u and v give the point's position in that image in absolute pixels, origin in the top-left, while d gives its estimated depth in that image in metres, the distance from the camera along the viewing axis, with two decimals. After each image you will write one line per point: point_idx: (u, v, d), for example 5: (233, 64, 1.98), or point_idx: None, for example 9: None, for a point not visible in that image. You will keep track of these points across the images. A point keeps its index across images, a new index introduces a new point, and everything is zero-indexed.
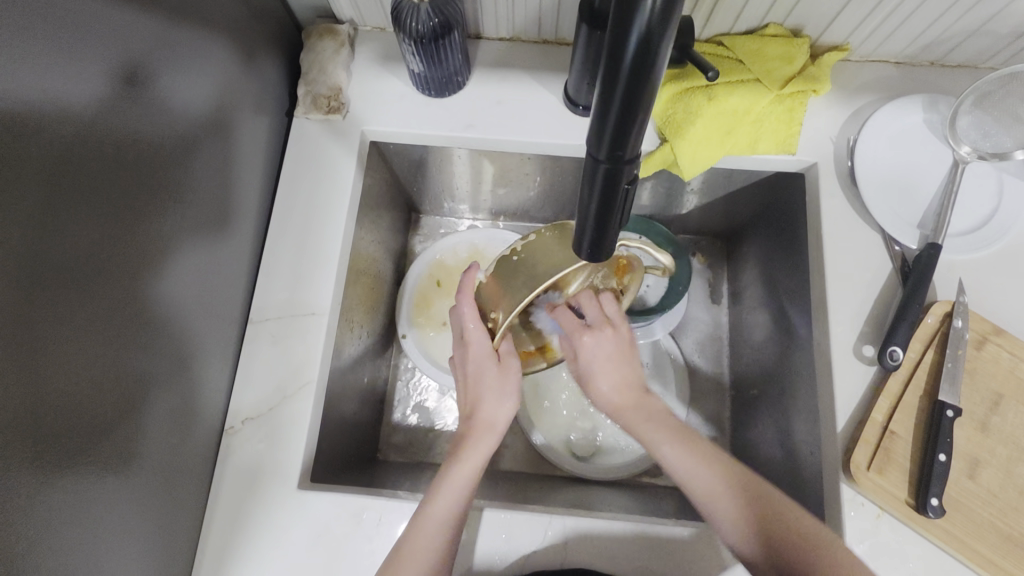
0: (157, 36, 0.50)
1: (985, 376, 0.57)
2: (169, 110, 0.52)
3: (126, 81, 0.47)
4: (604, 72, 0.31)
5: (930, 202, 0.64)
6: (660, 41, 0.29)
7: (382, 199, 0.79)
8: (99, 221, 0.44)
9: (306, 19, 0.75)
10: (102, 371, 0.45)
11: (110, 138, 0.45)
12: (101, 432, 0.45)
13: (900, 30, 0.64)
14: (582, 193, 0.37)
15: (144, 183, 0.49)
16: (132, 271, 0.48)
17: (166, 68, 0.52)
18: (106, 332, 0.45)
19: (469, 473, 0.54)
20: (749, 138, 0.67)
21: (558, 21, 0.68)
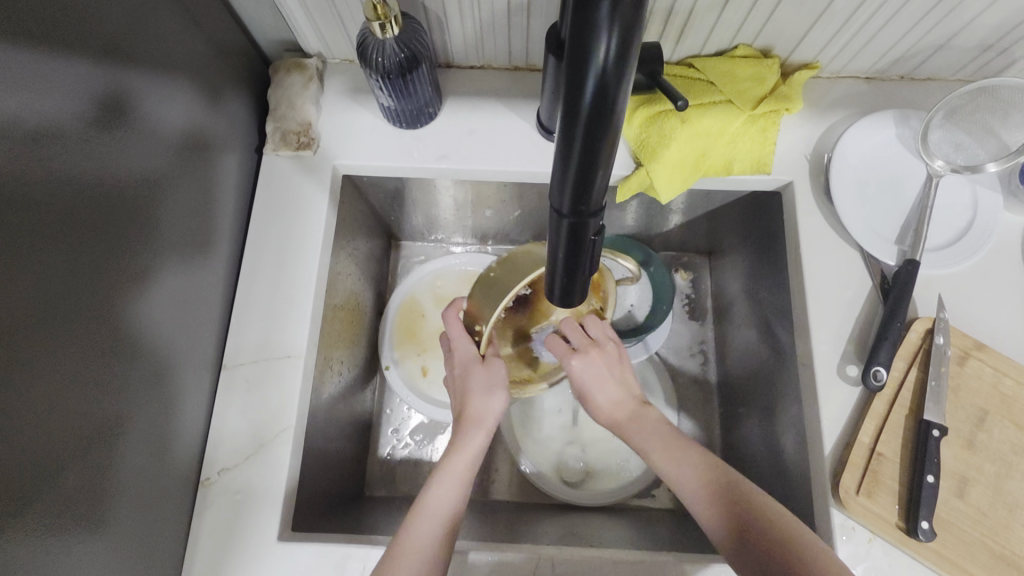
0: (119, 83, 0.49)
1: (969, 393, 0.56)
2: (135, 157, 0.51)
3: (87, 132, 0.45)
4: (563, 125, 0.30)
5: (907, 216, 0.64)
6: (616, 91, 0.28)
7: (359, 230, 0.78)
8: (59, 280, 0.43)
9: (273, 53, 0.74)
10: (63, 436, 0.43)
11: (67, 192, 0.43)
12: (63, 499, 0.43)
13: (868, 47, 0.64)
14: (549, 238, 0.36)
15: (106, 234, 0.47)
16: (98, 329, 0.46)
17: (129, 116, 0.50)
18: (66, 395, 0.43)
19: (458, 472, 0.54)
20: (724, 159, 0.66)
21: (527, 48, 0.68)
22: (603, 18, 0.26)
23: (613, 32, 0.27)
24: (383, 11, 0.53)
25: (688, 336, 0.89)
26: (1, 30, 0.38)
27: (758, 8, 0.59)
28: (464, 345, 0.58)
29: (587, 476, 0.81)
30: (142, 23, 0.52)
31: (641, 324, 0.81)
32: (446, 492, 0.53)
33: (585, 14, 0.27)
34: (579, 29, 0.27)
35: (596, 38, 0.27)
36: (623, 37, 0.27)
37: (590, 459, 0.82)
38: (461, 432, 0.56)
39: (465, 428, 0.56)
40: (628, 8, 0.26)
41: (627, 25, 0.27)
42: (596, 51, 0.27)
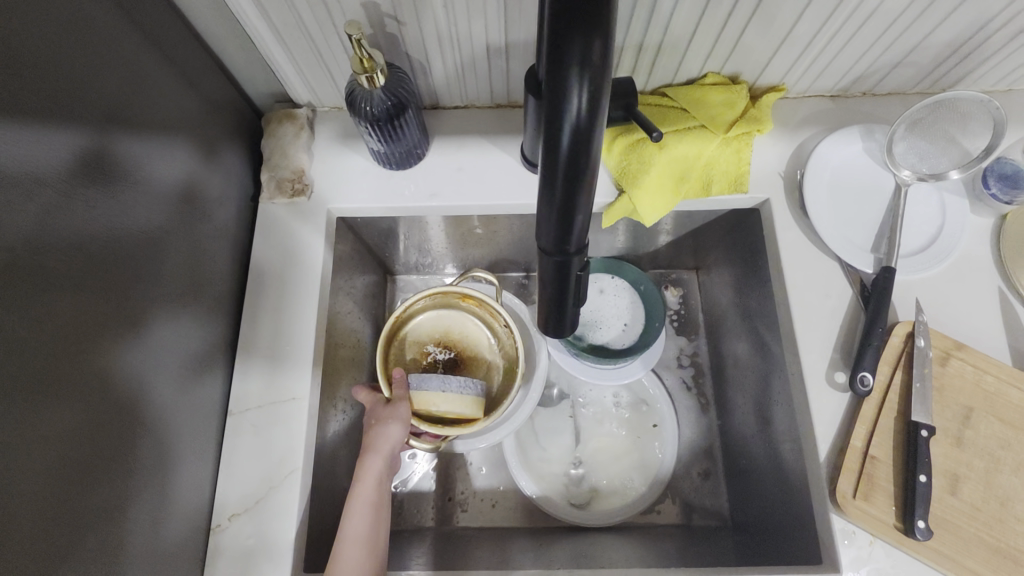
0: (122, 149, 0.51)
1: (953, 391, 0.58)
2: (139, 215, 0.53)
3: (91, 199, 0.48)
4: (544, 173, 0.33)
5: (881, 225, 0.67)
6: (588, 145, 0.31)
7: (355, 268, 0.80)
8: (72, 343, 0.45)
9: (264, 104, 0.77)
10: (76, 497, 0.44)
11: (73, 261, 0.45)
12: (79, 560, 0.44)
13: (830, 68, 0.68)
14: (538, 273, 0.39)
15: (111, 296, 0.49)
16: (109, 386, 0.48)
17: (130, 179, 0.53)
18: (78, 457, 0.44)
19: (366, 498, 0.59)
20: (702, 181, 0.70)
21: (508, 87, 0.71)
22: (572, 80, 0.29)
23: (582, 92, 0.29)
24: (370, 65, 0.56)
25: (682, 351, 0.91)
26: (9, 113, 0.40)
27: (723, 39, 0.63)
28: (372, 401, 0.67)
29: (594, 495, 0.83)
30: (140, 91, 0.54)
31: (636, 342, 0.84)
32: (362, 519, 0.57)
33: (557, 75, 0.30)
34: (552, 88, 0.30)
35: (567, 97, 0.30)
36: (592, 98, 0.30)
37: (595, 478, 0.84)
38: (361, 461, 0.61)
39: (367, 459, 0.61)
40: (595, 70, 0.29)
41: (594, 85, 0.30)
42: (567, 108, 0.30)
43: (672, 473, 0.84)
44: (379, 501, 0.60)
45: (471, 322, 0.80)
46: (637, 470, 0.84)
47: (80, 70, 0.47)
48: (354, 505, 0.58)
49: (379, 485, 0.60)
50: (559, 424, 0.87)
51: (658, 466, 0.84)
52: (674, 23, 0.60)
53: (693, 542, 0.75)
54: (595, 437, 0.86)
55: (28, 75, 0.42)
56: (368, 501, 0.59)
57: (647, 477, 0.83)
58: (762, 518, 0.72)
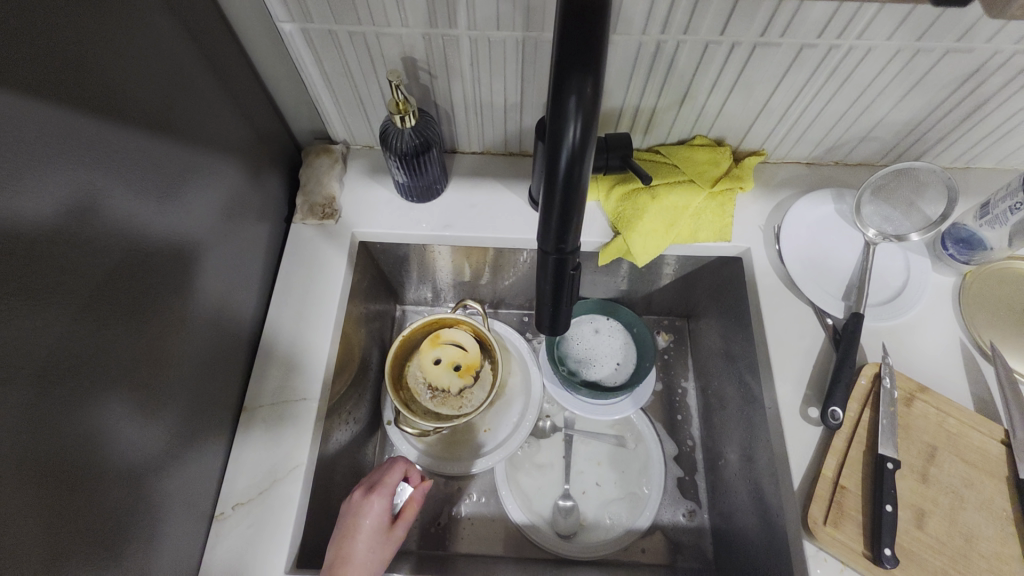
0: (189, 161, 0.60)
1: (918, 430, 0.63)
2: (193, 217, 0.61)
3: (163, 200, 0.55)
4: (545, 186, 0.40)
5: (850, 277, 0.73)
6: (582, 163, 0.39)
7: (370, 291, 0.87)
8: (134, 319, 0.51)
9: (304, 140, 0.87)
10: (118, 457, 0.49)
11: (146, 249, 0.52)
12: (105, 518, 0.48)
13: (804, 137, 0.77)
14: (537, 274, 0.46)
15: (167, 283, 0.56)
16: (150, 362, 0.53)
17: (192, 187, 0.61)
18: (125, 419, 0.50)
19: (366, 535, 0.62)
20: (690, 229, 0.77)
21: (521, 137, 0.81)
22: (571, 112, 0.37)
23: (578, 122, 0.37)
24: (404, 107, 0.65)
25: (671, 393, 0.95)
26: (118, 121, 0.49)
27: (709, 106, 0.73)
28: None
29: (579, 528, 0.84)
30: (209, 115, 0.63)
31: (626, 380, 0.89)
32: (362, 554, 0.60)
33: (558, 108, 0.37)
34: (554, 119, 0.38)
35: (566, 125, 0.37)
36: (585, 125, 0.37)
37: (582, 511, 0.86)
38: (367, 498, 0.64)
39: (372, 495, 0.64)
40: (587, 105, 0.37)
41: (587, 117, 0.37)
42: (565, 135, 0.38)
43: (658, 512, 0.86)
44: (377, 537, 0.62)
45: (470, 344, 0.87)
46: (623, 507, 0.86)
47: (171, 94, 0.56)
48: (355, 538, 0.61)
49: (381, 523, 0.63)
50: (552, 456, 0.90)
51: (644, 502, 0.86)
52: (666, 89, 0.70)
53: None
54: (584, 471, 0.89)
55: (137, 94, 0.51)
56: (368, 535, 0.62)
57: (633, 513, 0.85)
58: (743, 557, 0.73)
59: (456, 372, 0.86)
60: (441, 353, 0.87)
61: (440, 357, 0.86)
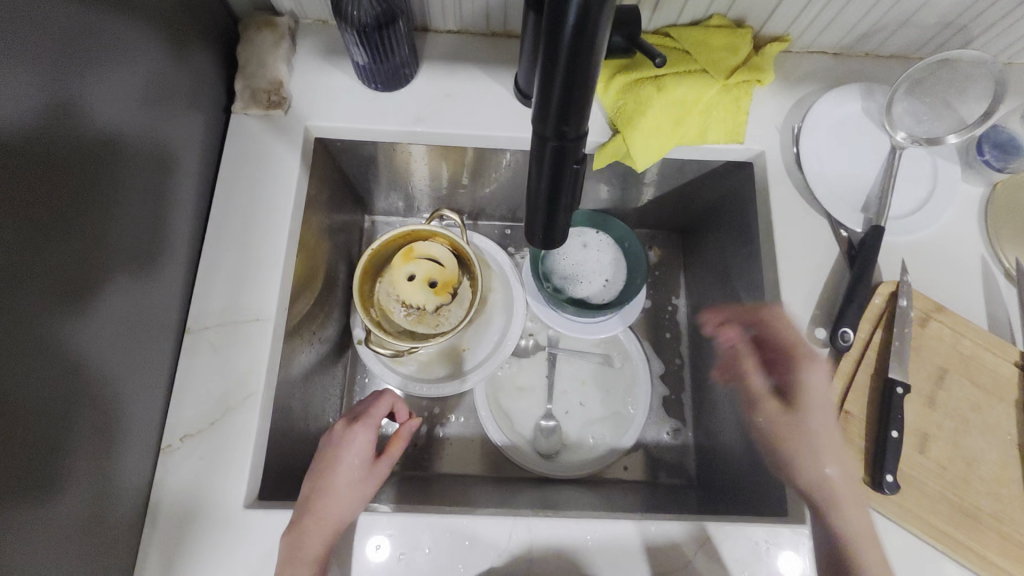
0: (94, 29, 0.47)
1: (930, 352, 0.58)
2: (103, 102, 0.48)
3: (62, 77, 0.43)
4: (547, 49, 0.30)
5: (872, 186, 0.65)
6: (599, 15, 0.28)
7: (331, 198, 0.77)
8: (37, 229, 0.41)
9: (241, 10, 0.71)
10: (35, 393, 0.41)
11: (44, 141, 0.41)
12: (26, 464, 0.40)
13: (838, 21, 0.66)
14: (530, 172, 0.36)
15: (80, 184, 0.45)
16: (62, 280, 0.43)
17: (103, 63, 0.48)
18: (41, 350, 0.41)
19: (348, 463, 0.56)
20: (698, 128, 0.67)
21: (505, 12, 0.67)
22: None
23: None
24: None
25: (661, 310, 0.89)
26: None
27: None
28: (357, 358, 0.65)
29: (562, 447, 0.82)
30: None
31: (616, 298, 0.82)
32: (344, 481, 0.55)
33: None
34: None
35: None
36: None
37: (565, 432, 0.83)
38: (350, 429, 0.58)
39: (352, 426, 0.59)
40: None
41: None
42: None
43: (642, 432, 0.83)
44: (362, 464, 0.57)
45: (445, 258, 0.78)
46: (608, 427, 0.83)
47: None
48: (336, 468, 0.56)
49: (365, 456, 0.57)
50: (533, 376, 0.86)
51: (629, 422, 0.83)
52: None
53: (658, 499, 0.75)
54: (566, 391, 0.85)
55: None
56: (350, 463, 0.56)
57: (617, 434, 0.82)
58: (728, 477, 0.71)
59: (432, 289, 0.77)
60: (414, 267, 0.77)
61: (413, 272, 0.77)
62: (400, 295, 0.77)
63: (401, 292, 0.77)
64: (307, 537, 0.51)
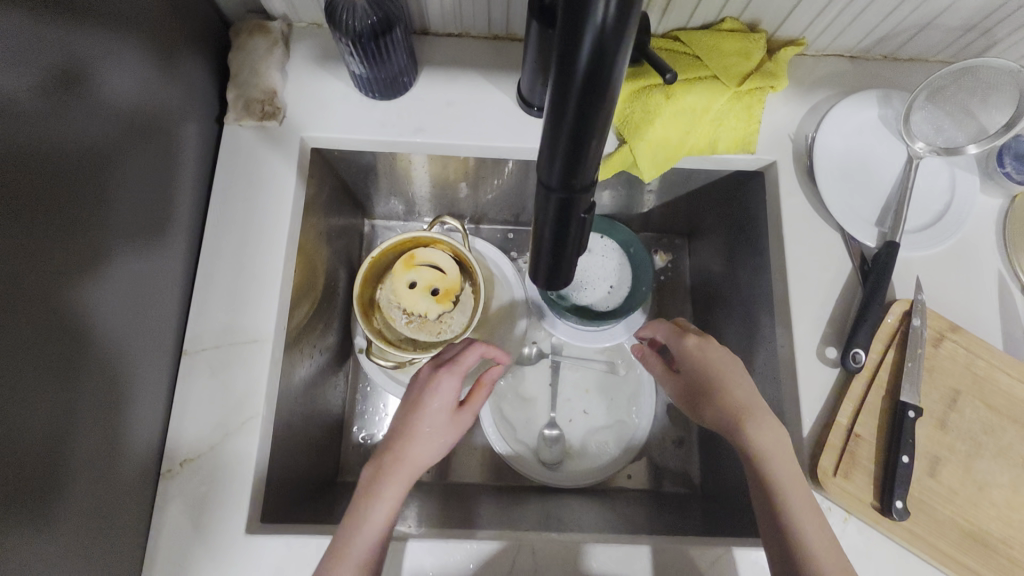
0: (68, 45, 0.44)
1: (943, 373, 0.57)
2: (87, 122, 0.46)
3: (26, 101, 0.41)
4: (553, 99, 0.27)
5: (887, 198, 0.63)
6: (611, 68, 0.25)
7: (329, 206, 0.75)
8: (14, 262, 0.39)
9: (233, 13, 0.68)
10: (21, 430, 0.40)
11: (13, 170, 0.39)
12: (16, 504, 0.39)
13: (856, 24, 0.63)
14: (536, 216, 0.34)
15: (60, 211, 0.43)
16: (45, 297, 0.42)
17: (79, 82, 0.46)
18: (23, 386, 0.40)
19: (432, 412, 0.56)
20: (708, 137, 0.65)
21: (508, 15, 0.64)
22: None
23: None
24: None
25: (667, 316, 0.88)
26: None
27: None
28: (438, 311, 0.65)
29: (566, 455, 0.81)
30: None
31: (621, 303, 0.81)
32: (424, 432, 0.55)
33: None
34: None
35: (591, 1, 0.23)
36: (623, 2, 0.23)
37: (569, 440, 0.82)
38: (437, 375, 0.58)
39: (439, 372, 0.58)
40: None
41: None
42: (589, 18, 0.23)
43: (646, 440, 0.83)
44: (449, 413, 0.57)
45: (447, 263, 0.77)
46: (612, 436, 0.82)
47: None
48: (420, 414, 0.56)
49: (448, 405, 0.57)
50: (537, 383, 0.85)
51: (634, 431, 0.82)
52: None
53: (662, 510, 0.75)
54: (571, 399, 0.85)
55: None
56: (435, 413, 0.56)
57: (621, 443, 0.82)
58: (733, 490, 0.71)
59: (434, 296, 0.76)
60: (415, 272, 0.76)
61: (414, 277, 0.76)
62: (400, 301, 0.76)
63: (403, 298, 0.76)
64: (390, 485, 0.52)
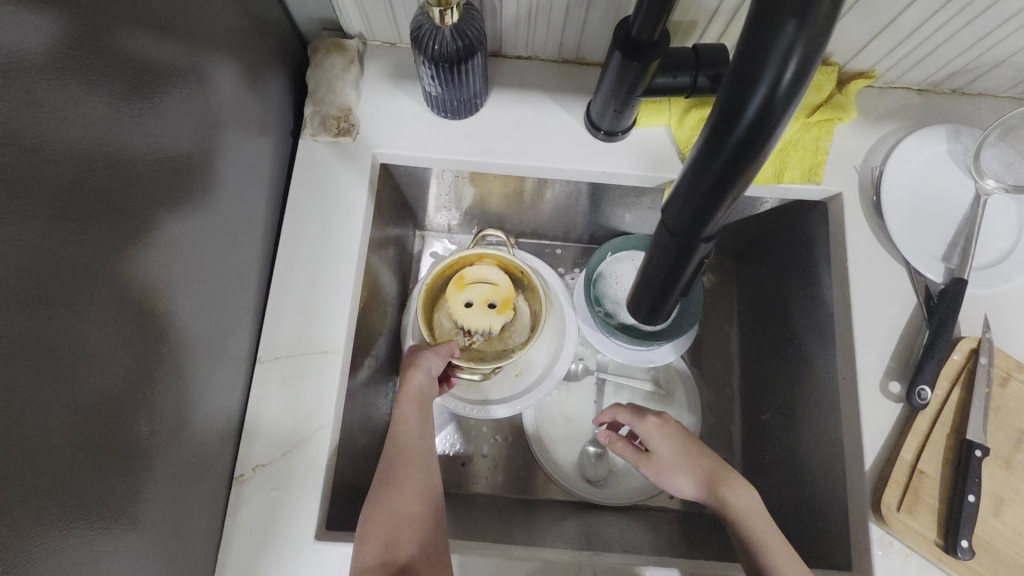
0: (179, 63, 0.48)
1: (1009, 413, 0.57)
2: (190, 132, 0.50)
3: (147, 115, 0.44)
4: (703, 145, 0.32)
5: (955, 233, 0.63)
6: (771, 128, 0.29)
7: (389, 219, 0.76)
8: (126, 268, 0.42)
9: (309, 31, 0.70)
10: (122, 426, 0.42)
11: (131, 180, 0.42)
12: (116, 493, 0.42)
13: (928, 59, 0.63)
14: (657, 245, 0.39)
15: (161, 218, 0.46)
16: (136, 305, 0.43)
17: (188, 96, 0.50)
18: (128, 383, 0.43)
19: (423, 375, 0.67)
20: (775, 166, 0.66)
21: (580, 40, 0.66)
22: (776, 54, 0.27)
23: (785, 71, 0.28)
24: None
25: (712, 338, 0.88)
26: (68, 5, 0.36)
27: None
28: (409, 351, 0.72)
29: (609, 472, 0.82)
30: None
31: (670, 325, 0.80)
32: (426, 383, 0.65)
33: (760, 47, 0.28)
34: (748, 61, 0.28)
35: (765, 72, 0.28)
36: (798, 73, 0.28)
37: (612, 457, 0.83)
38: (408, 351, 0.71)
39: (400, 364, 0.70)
40: (807, 51, 0.27)
41: (800, 67, 0.28)
42: (756, 87, 0.28)
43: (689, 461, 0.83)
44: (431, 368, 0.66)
45: (495, 275, 0.77)
46: None
47: None
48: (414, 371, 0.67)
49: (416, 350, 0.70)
50: (581, 400, 0.86)
51: None
52: None
53: (705, 531, 0.75)
54: None
55: None
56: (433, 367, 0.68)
57: None
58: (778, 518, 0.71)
59: (494, 309, 0.76)
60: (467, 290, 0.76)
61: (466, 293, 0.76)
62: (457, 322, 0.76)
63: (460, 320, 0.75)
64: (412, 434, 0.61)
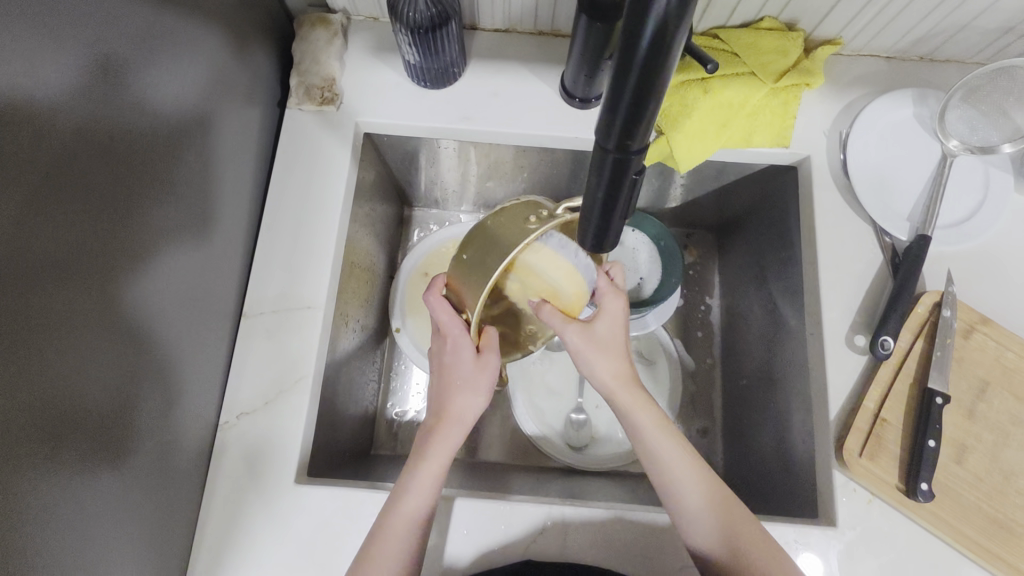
0: (170, 28, 0.51)
1: (971, 364, 0.58)
2: (179, 97, 0.53)
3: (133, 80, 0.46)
4: (616, 68, 0.30)
5: (921, 194, 0.65)
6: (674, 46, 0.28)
7: (375, 190, 0.79)
8: (123, 218, 0.45)
9: (297, 7, 0.73)
10: (121, 369, 0.45)
11: (123, 139, 0.45)
12: (114, 434, 0.45)
13: (892, 25, 0.65)
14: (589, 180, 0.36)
15: (153, 176, 0.49)
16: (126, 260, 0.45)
17: (176, 61, 0.52)
18: (124, 329, 0.45)
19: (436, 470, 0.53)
20: (744, 132, 0.67)
21: (554, 13, 0.68)
22: None
23: None
24: None
25: (694, 309, 0.89)
26: None
27: None
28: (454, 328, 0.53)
29: (592, 439, 0.84)
30: None
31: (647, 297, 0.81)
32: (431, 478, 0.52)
33: None
34: None
35: None
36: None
37: (595, 424, 0.85)
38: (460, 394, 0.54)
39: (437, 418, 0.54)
40: None
41: None
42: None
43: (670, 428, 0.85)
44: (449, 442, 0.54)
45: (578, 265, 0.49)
46: None
47: None
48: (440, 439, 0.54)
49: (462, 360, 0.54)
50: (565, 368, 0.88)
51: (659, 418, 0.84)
52: None
53: None
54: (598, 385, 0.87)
55: None
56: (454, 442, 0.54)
57: None
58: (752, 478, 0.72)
59: None
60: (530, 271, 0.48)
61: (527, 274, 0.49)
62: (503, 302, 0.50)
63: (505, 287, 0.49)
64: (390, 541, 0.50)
